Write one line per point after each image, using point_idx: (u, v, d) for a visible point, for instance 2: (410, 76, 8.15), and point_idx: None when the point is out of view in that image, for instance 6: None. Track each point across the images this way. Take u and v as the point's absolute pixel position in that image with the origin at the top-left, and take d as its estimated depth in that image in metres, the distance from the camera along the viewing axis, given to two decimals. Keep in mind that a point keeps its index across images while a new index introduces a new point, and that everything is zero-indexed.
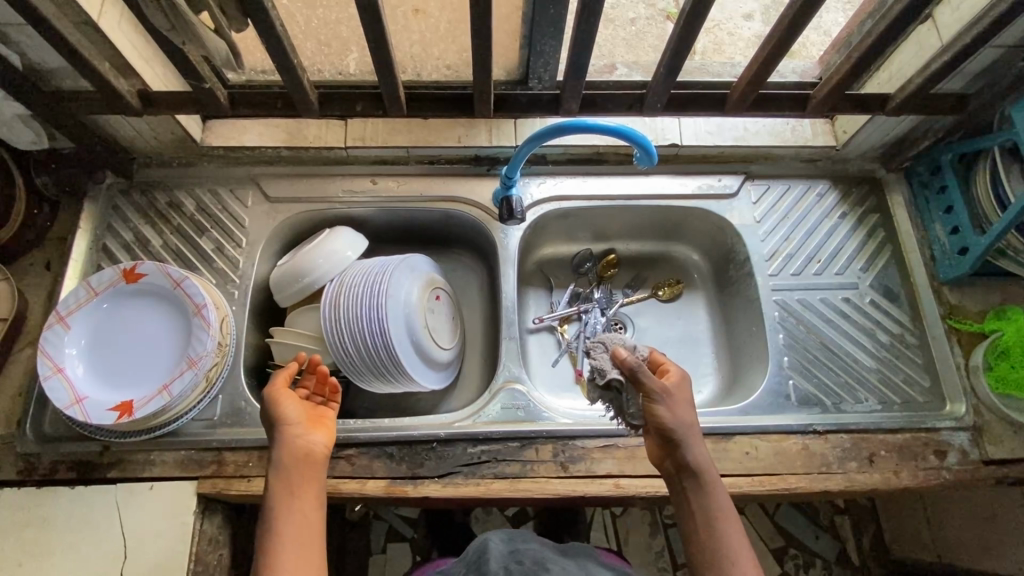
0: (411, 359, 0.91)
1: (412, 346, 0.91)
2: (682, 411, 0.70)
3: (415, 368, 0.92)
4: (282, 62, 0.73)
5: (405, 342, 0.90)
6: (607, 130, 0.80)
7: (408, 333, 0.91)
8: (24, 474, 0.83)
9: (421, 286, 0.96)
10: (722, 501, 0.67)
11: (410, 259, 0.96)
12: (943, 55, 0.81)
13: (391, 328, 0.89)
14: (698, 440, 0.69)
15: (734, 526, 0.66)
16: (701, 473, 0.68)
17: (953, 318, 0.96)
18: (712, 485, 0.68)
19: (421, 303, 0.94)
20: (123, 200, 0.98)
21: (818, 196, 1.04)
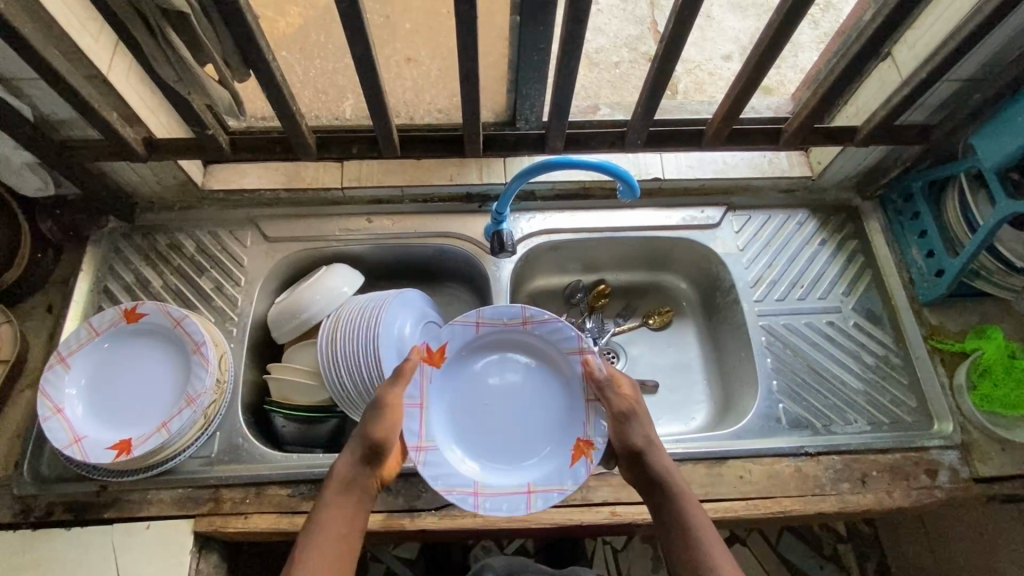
0: (485, 494, 0.80)
1: (474, 482, 0.81)
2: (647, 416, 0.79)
3: (498, 501, 0.80)
4: (282, 109, 0.77)
5: (461, 482, 0.81)
6: (593, 168, 0.84)
7: (458, 473, 0.82)
8: (20, 517, 0.83)
9: (453, 400, 0.87)
10: (695, 509, 0.72)
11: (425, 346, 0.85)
12: (903, 89, 0.85)
13: (422, 467, 0.80)
14: (660, 461, 0.75)
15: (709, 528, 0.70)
16: (661, 482, 0.74)
17: (933, 339, 0.98)
18: (676, 487, 0.73)
19: (462, 425, 0.86)
20: (125, 242, 1.01)
21: (798, 225, 1.08)
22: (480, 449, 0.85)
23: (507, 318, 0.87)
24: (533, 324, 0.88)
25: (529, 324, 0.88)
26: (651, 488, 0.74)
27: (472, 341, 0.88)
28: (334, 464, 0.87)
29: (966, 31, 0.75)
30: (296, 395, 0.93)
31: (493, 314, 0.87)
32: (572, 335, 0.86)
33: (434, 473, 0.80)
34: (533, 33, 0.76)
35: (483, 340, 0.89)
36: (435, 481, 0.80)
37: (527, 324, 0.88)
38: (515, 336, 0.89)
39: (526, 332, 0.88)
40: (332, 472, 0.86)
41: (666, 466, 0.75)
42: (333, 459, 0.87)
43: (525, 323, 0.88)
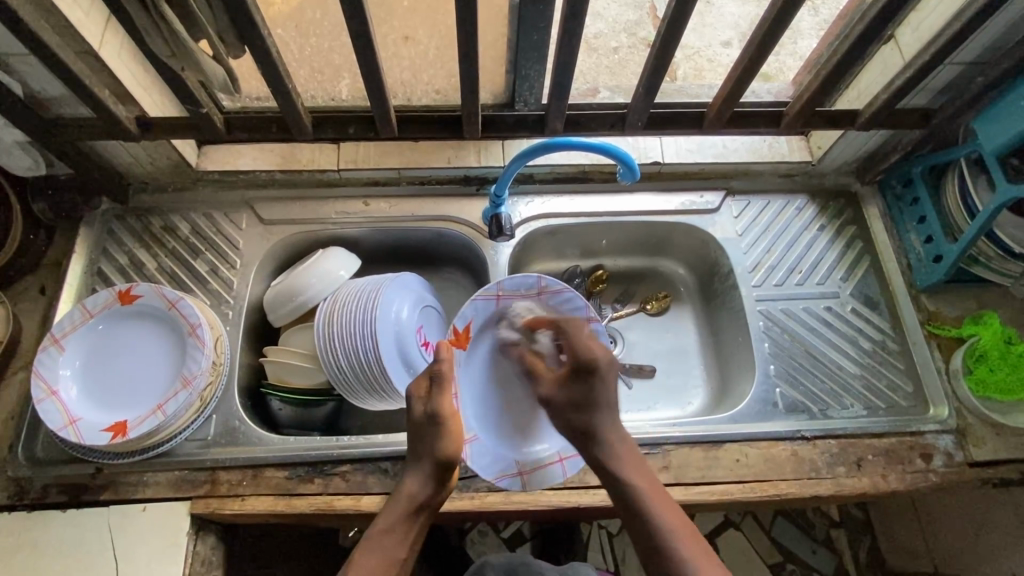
0: (528, 472, 0.87)
1: (516, 463, 0.87)
2: (595, 393, 0.75)
3: (539, 476, 0.86)
4: (277, 87, 0.76)
5: (505, 465, 0.87)
6: (592, 149, 0.82)
7: (501, 457, 0.87)
8: (15, 499, 0.83)
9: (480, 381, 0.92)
10: (653, 493, 0.69)
11: (453, 330, 0.89)
12: (906, 71, 0.85)
13: (469, 460, 0.85)
14: (609, 446, 0.73)
15: (671, 510, 0.67)
16: (615, 470, 0.71)
17: (931, 324, 0.99)
18: (629, 473, 0.70)
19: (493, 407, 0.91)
20: (118, 224, 1.00)
21: (797, 210, 1.08)
22: (509, 425, 0.91)
23: (524, 292, 0.91)
24: (548, 294, 0.91)
25: (545, 294, 0.91)
26: (607, 479, 0.71)
27: (493, 316, 0.92)
28: (332, 447, 0.86)
29: (971, 12, 0.74)
30: (293, 378, 0.93)
31: (512, 287, 0.90)
32: (580, 305, 0.91)
33: (480, 463, 0.85)
34: (533, 12, 0.74)
35: (503, 313, 0.92)
36: (483, 470, 0.85)
37: (543, 293, 0.91)
38: (531, 306, 0.93)
39: (541, 303, 0.92)
40: (330, 455, 0.86)
41: (617, 449, 0.73)
42: (330, 442, 0.87)
43: (541, 293, 0.91)
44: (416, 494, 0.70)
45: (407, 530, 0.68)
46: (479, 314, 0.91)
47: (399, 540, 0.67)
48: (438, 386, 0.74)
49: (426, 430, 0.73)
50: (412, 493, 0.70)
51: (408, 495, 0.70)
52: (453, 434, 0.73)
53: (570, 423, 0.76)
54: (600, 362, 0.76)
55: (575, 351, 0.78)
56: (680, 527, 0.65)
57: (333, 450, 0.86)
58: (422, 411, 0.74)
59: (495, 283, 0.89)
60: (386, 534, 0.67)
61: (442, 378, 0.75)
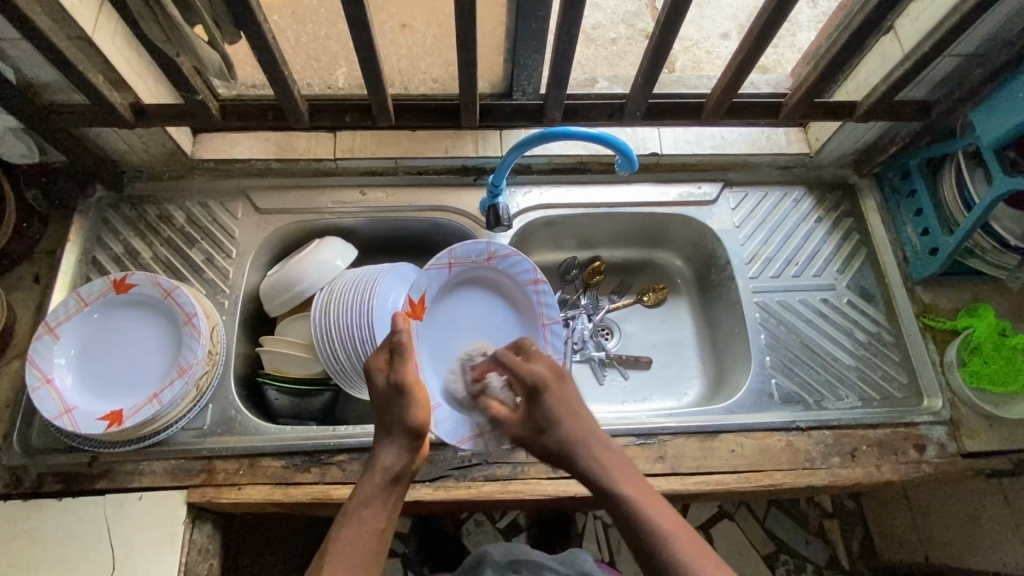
0: (492, 434, 0.88)
1: (481, 427, 0.88)
2: (549, 408, 0.74)
3: None
4: (274, 74, 0.75)
5: (470, 430, 0.87)
6: (593, 140, 0.82)
7: (465, 422, 0.88)
8: (11, 487, 0.83)
9: (433, 349, 0.92)
10: (644, 497, 0.66)
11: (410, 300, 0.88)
12: (905, 62, 0.84)
13: (436, 428, 0.84)
14: (592, 455, 0.71)
15: (663, 511, 0.65)
16: (602, 481, 0.68)
17: (926, 316, 0.99)
18: (619, 482, 0.68)
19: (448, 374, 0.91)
20: (112, 212, 0.99)
21: (794, 202, 1.08)
22: None
23: (476, 257, 0.93)
24: (498, 259, 0.94)
25: (495, 260, 0.94)
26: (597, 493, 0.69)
27: (444, 284, 0.93)
28: (329, 436, 0.86)
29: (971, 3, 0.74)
30: (289, 368, 0.93)
31: (464, 253, 0.91)
32: (528, 268, 0.95)
33: (447, 430, 0.85)
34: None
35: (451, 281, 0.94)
36: (451, 437, 0.85)
37: (493, 259, 0.94)
38: (481, 273, 0.95)
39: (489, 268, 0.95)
40: (327, 444, 0.86)
41: (600, 458, 0.70)
42: (327, 432, 0.87)
43: (490, 259, 0.94)
44: (391, 466, 0.69)
45: (386, 501, 0.67)
46: (431, 282, 0.91)
47: (378, 511, 0.66)
48: (399, 355, 0.73)
49: (392, 401, 0.72)
50: (386, 465, 0.69)
51: (383, 467, 0.69)
52: (422, 400, 0.72)
53: (543, 450, 0.74)
54: (545, 378, 0.76)
55: (521, 376, 0.77)
56: (672, 526, 0.64)
57: (330, 440, 0.86)
58: (385, 382, 0.73)
59: (447, 250, 0.90)
60: (364, 506, 0.66)
61: (403, 349, 0.73)
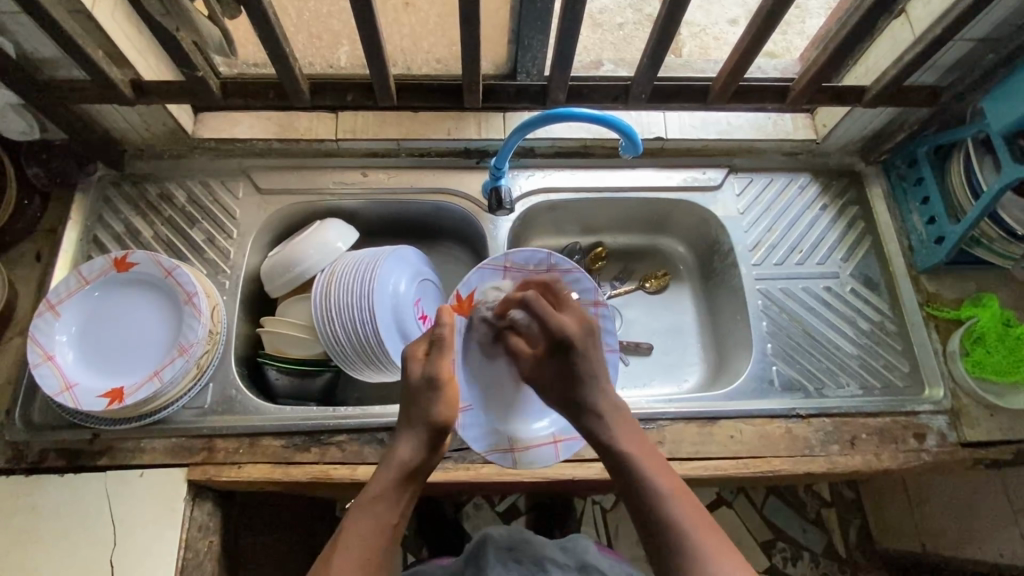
0: (521, 450, 0.84)
1: (512, 440, 0.85)
2: (573, 359, 0.75)
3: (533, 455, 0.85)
4: (275, 51, 0.74)
5: (500, 441, 0.84)
6: (596, 121, 0.81)
7: (494, 432, 0.85)
8: (13, 462, 0.83)
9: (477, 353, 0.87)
10: (645, 458, 0.70)
11: (457, 296, 0.84)
12: (915, 46, 0.83)
13: (462, 433, 0.81)
14: (604, 415, 0.74)
15: (664, 473, 0.68)
16: (607, 439, 0.72)
17: (930, 306, 0.98)
18: (624, 442, 0.71)
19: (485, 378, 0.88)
20: (114, 191, 0.99)
21: (799, 189, 1.07)
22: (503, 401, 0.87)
23: (535, 265, 0.86)
24: (558, 273, 0.87)
25: (555, 272, 0.86)
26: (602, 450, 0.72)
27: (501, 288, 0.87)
28: (329, 417, 0.87)
29: None
30: (290, 349, 0.93)
31: (521, 258, 0.86)
32: (590, 286, 0.86)
33: (472, 437, 0.82)
34: None
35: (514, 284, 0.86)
36: (476, 443, 0.83)
37: (554, 271, 0.86)
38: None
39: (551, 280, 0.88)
40: (326, 425, 0.86)
41: (608, 416, 0.73)
42: (327, 413, 0.87)
43: (551, 270, 0.87)
44: (410, 460, 0.69)
45: (400, 496, 0.67)
46: (484, 282, 0.86)
47: (391, 504, 0.66)
48: (437, 348, 0.74)
49: (416, 395, 0.72)
50: (404, 458, 0.69)
51: (401, 461, 0.69)
52: (450, 398, 0.71)
53: (561, 402, 0.76)
54: (572, 333, 0.75)
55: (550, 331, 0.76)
56: (670, 485, 0.67)
57: (330, 421, 0.86)
58: (418, 374, 0.73)
59: (505, 254, 0.85)
60: (378, 500, 0.66)
61: (442, 343, 0.74)
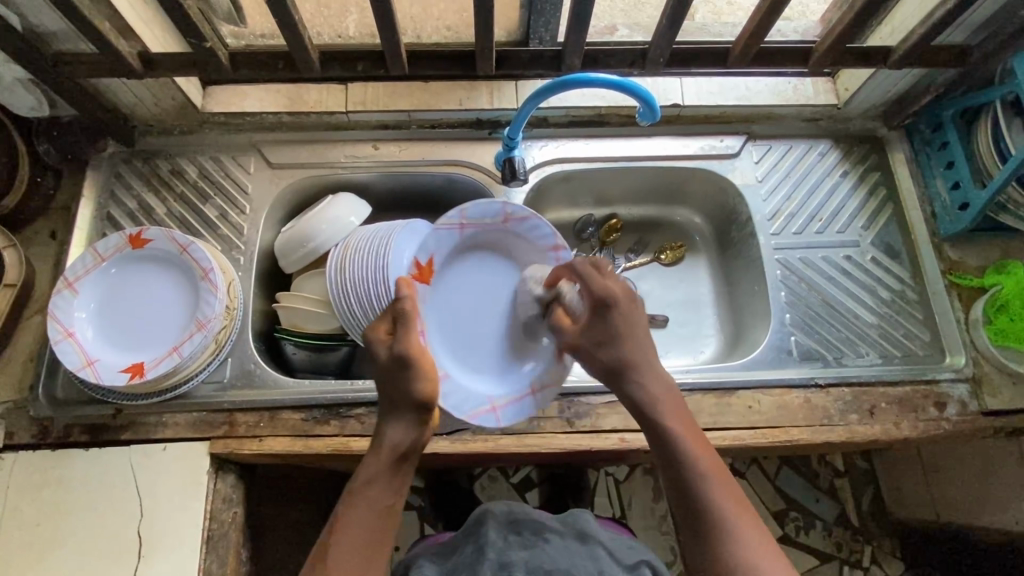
0: (501, 407, 0.86)
1: (489, 399, 0.87)
2: (611, 325, 0.71)
3: (512, 410, 0.86)
4: (284, 20, 0.72)
5: (479, 403, 0.86)
6: (613, 86, 0.78)
7: (472, 394, 0.87)
8: (39, 438, 0.85)
9: (444, 319, 0.90)
10: (690, 438, 0.66)
11: (414, 261, 0.88)
12: (945, 3, 0.79)
13: (444, 399, 0.84)
14: (648, 387, 0.70)
15: (712, 462, 0.65)
16: (654, 416, 0.68)
17: (953, 274, 0.97)
18: (669, 420, 0.68)
19: (459, 342, 0.90)
20: (125, 168, 0.98)
21: (819, 156, 1.04)
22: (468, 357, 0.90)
23: (489, 219, 0.91)
24: (514, 221, 0.92)
25: (510, 222, 0.92)
26: (648, 430, 0.68)
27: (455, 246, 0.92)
28: (348, 390, 0.87)
29: None
30: (307, 323, 0.93)
31: (476, 214, 0.90)
32: (547, 232, 0.92)
33: (453, 403, 0.84)
34: None
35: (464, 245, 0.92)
36: (457, 410, 0.84)
37: (507, 221, 0.92)
38: (497, 236, 0.93)
39: (505, 230, 0.93)
40: (345, 398, 0.87)
41: (652, 388, 0.69)
42: (346, 386, 0.88)
43: (505, 221, 0.92)
44: (400, 443, 0.67)
45: (391, 479, 0.66)
46: (441, 245, 0.91)
47: (384, 488, 0.66)
48: (402, 325, 0.71)
49: (395, 374, 0.69)
50: (394, 441, 0.67)
51: (392, 445, 0.67)
52: (428, 371, 0.68)
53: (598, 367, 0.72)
54: (616, 298, 0.72)
55: (591, 290, 0.72)
56: (710, 465, 0.65)
57: (349, 394, 0.87)
58: (387, 353, 0.70)
59: (457, 210, 0.89)
60: (370, 485, 0.65)
61: (405, 317, 0.71)
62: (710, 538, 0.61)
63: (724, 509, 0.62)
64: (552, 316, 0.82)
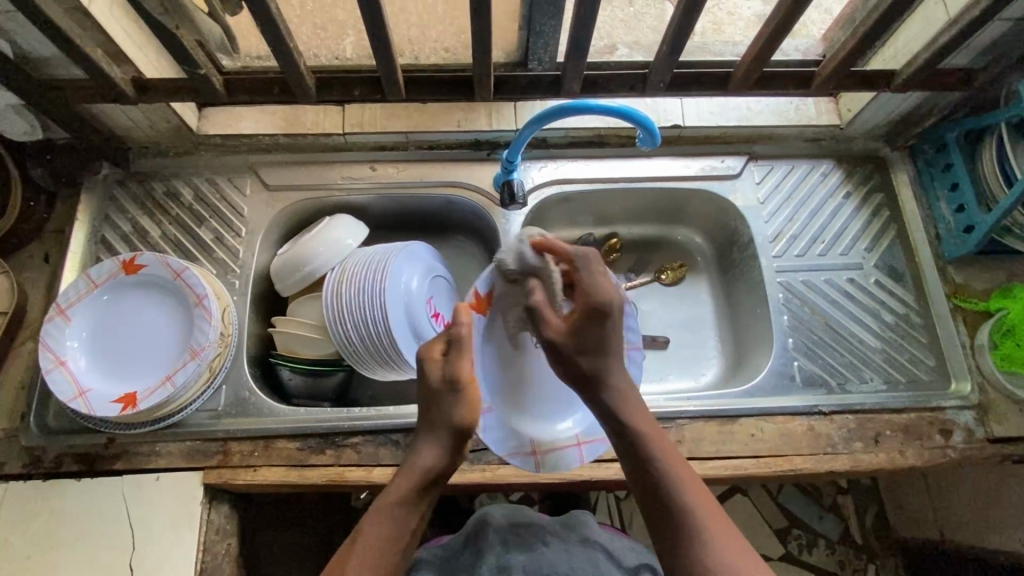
0: (543, 452, 0.83)
1: (531, 441, 0.84)
2: (604, 338, 0.70)
3: (554, 457, 0.83)
4: (278, 48, 0.71)
5: (519, 443, 0.83)
6: (613, 113, 0.77)
7: (516, 433, 0.84)
8: (30, 467, 0.83)
9: (491, 352, 0.85)
10: (658, 443, 0.67)
11: (476, 293, 0.81)
12: (951, 28, 0.78)
13: (482, 433, 0.81)
14: (619, 395, 0.70)
15: (683, 473, 0.65)
16: (626, 422, 0.69)
17: (957, 297, 0.95)
18: (640, 426, 0.68)
19: (502, 374, 0.86)
20: (120, 190, 0.97)
21: (822, 176, 1.03)
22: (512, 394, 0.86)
23: None
24: None
25: None
26: (618, 430, 0.69)
27: None
28: (343, 418, 0.86)
29: None
30: (301, 349, 0.92)
31: None
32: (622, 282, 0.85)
33: (494, 439, 0.82)
34: None
35: (532, 278, 0.86)
36: (496, 446, 0.81)
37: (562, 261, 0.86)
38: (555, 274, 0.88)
39: None
40: (341, 426, 0.85)
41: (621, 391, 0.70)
42: (341, 414, 0.86)
43: None
44: (431, 467, 0.66)
45: (419, 502, 0.65)
46: (504, 276, 0.84)
47: (410, 512, 0.64)
48: (456, 350, 0.70)
49: (439, 394, 0.69)
50: (427, 465, 0.66)
51: (423, 467, 0.66)
52: (472, 399, 0.69)
53: (568, 369, 0.71)
54: (612, 304, 0.71)
55: (589, 294, 0.71)
56: (683, 476, 0.65)
57: (345, 422, 0.85)
58: (438, 376, 0.69)
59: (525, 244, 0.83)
60: (396, 506, 0.64)
61: (459, 343, 0.70)
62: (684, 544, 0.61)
63: (699, 517, 0.62)
64: (536, 299, 0.74)
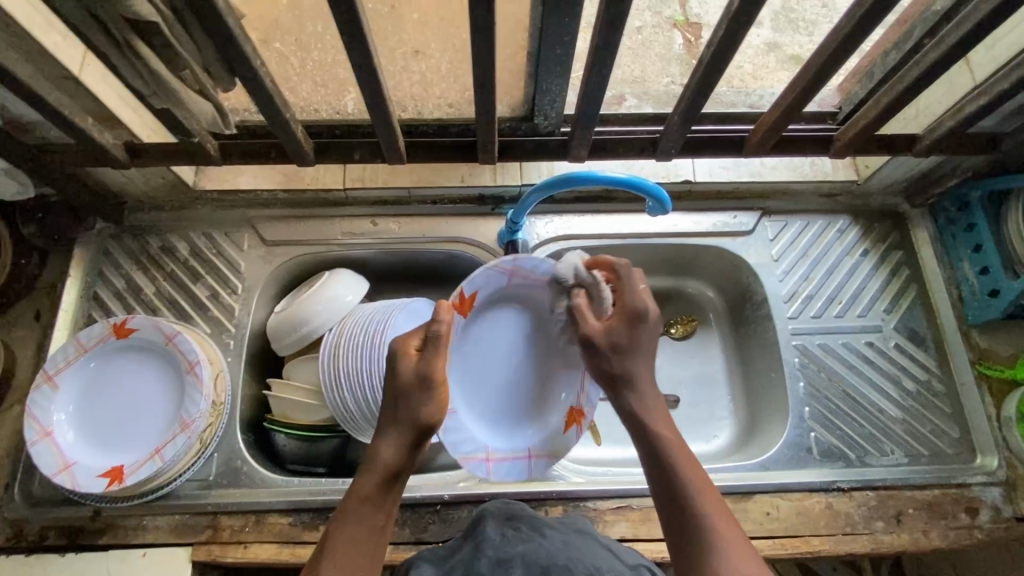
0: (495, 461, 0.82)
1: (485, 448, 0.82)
2: (638, 339, 0.70)
3: (504, 467, 0.83)
4: (275, 118, 0.69)
5: (474, 447, 0.81)
6: (620, 184, 0.74)
7: (472, 438, 0.82)
8: (13, 541, 0.80)
9: (466, 355, 0.83)
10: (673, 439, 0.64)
11: (461, 294, 0.77)
12: (979, 96, 0.74)
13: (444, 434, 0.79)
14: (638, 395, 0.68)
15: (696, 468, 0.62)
16: (643, 423, 0.66)
17: (982, 364, 0.91)
18: (658, 428, 0.66)
19: (470, 377, 0.84)
20: (114, 245, 0.94)
21: (838, 233, 0.99)
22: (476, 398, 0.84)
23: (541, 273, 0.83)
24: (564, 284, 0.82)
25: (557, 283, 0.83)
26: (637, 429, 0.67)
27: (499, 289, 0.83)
28: (338, 491, 0.82)
29: None
30: (297, 414, 0.89)
31: (530, 266, 0.81)
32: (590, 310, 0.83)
33: (453, 440, 0.79)
34: (555, 29, 0.65)
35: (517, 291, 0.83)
36: (455, 449, 0.79)
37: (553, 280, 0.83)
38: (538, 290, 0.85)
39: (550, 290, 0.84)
40: (336, 501, 0.82)
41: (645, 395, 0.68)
42: (337, 486, 0.83)
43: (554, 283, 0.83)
44: (391, 461, 0.63)
45: (384, 498, 0.62)
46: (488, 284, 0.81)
47: (376, 508, 0.61)
48: (432, 346, 0.66)
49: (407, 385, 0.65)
50: (387, 458, 0.63)
51: (384, 461, 0.62)
52: (444, 396, 0.65)
53: (596, 366, 0.72)
54: (651, 315, 0.71)
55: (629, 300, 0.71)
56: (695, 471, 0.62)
57: (340, 496, 0.82)
58: (412, 371, 0.65)
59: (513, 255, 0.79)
60: (363, 503, 0.61)
61: (438, 339, 0.66)
62: (698, 555, 0.56)
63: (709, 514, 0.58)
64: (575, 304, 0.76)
